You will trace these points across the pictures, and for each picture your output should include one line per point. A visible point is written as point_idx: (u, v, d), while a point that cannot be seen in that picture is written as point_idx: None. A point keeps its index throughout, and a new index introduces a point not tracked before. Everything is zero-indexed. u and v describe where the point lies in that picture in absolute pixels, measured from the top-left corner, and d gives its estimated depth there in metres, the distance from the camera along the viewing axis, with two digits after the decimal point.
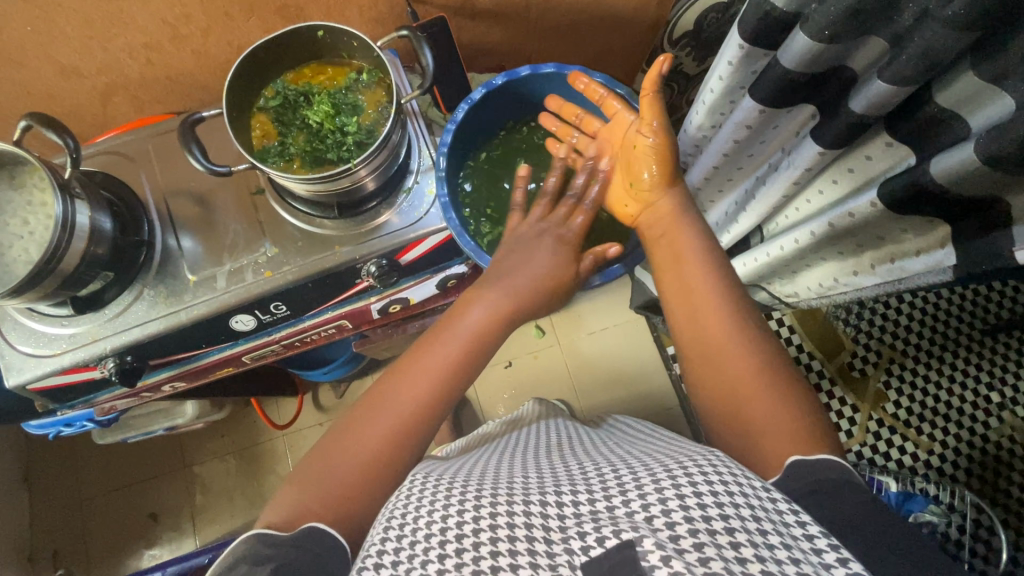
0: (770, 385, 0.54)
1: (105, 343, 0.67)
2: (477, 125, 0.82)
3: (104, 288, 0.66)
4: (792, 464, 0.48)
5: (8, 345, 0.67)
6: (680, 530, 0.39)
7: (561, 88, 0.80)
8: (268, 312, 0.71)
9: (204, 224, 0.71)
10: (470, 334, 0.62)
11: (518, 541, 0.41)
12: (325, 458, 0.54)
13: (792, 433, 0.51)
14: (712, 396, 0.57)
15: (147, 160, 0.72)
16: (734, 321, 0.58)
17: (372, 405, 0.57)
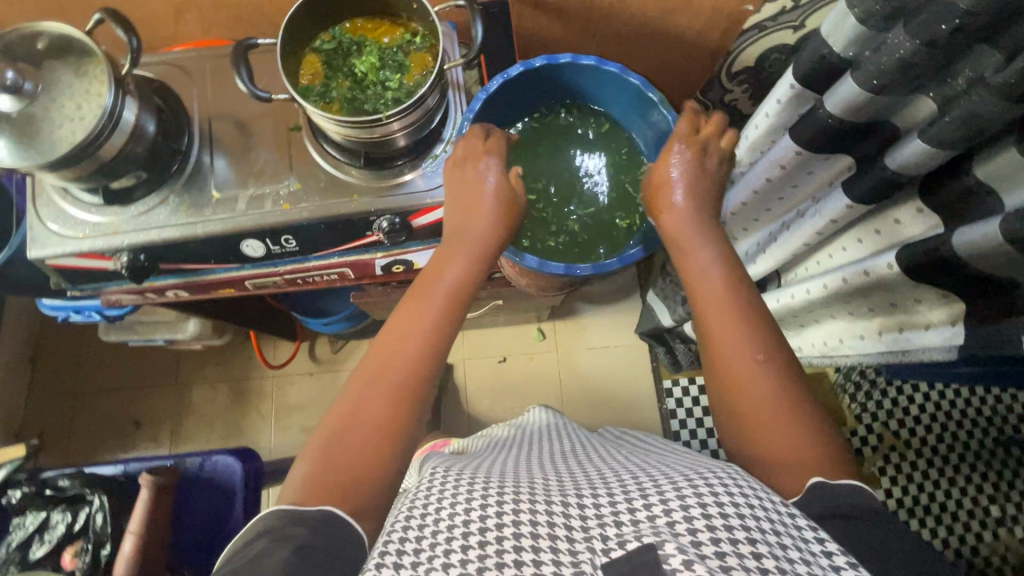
0: (789, 412, 0.52)
1: (123, 238, 0.70)
2: (509, 102, 0.82)
3: (135, 185, 0.70)
4: (812, 487, 0.48)
5: (38, 221, 0.71)
6: (702, 537, 0.40)
7: (601, 81, 0.80)
8: (278, 244, 0.74)
9: (239, 147, 0.74)
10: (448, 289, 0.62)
11: (545, 539, 0.43)
12: (339, 419, 0.53)
13: (793, 439, 0.51)
14: (729, 413, 0.55)
15: (202, 78, 0.76)
16: (758, 341, 0.56)
17: (365, 374, 0.56)
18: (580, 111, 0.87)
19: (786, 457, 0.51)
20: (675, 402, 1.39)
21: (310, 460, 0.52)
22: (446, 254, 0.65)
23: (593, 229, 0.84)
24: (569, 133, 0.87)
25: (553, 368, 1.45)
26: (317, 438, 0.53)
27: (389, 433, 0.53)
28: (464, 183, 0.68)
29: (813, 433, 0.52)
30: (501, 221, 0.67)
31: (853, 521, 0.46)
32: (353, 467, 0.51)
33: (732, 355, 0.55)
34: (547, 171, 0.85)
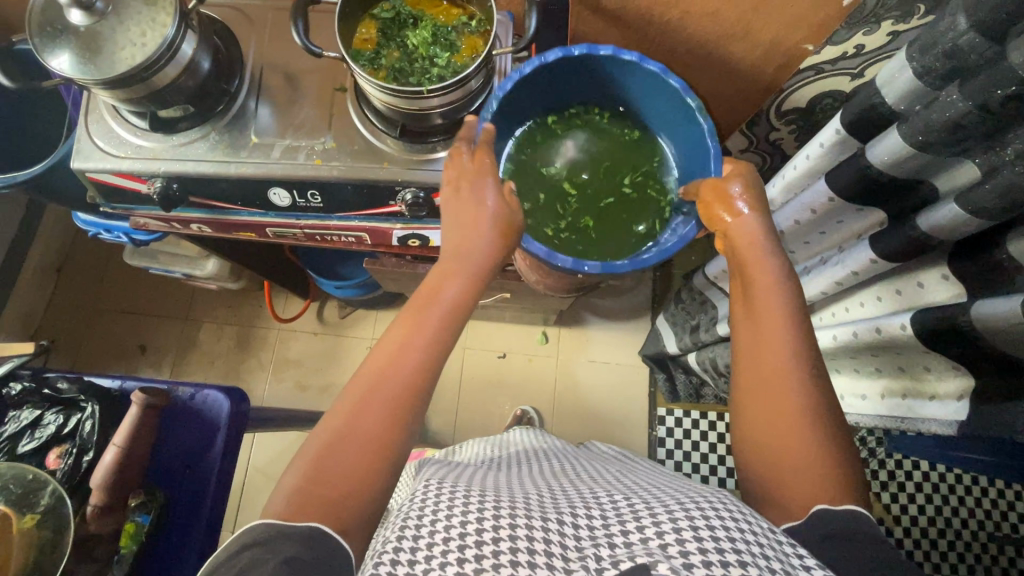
0: (818, 442, 0.51)
1: (161, 165, 0.73)
2: (544, 87, 0.76)
3: (181, 117, 0.73)
4: (815, 513, 0.49)
5: (86, 135, 0.75)
6: (693, 558, 0.41)
7: (639, 83, 0.75)
8: (303, 197, 0.76)
9: (284, 98, 0.76)
10: (449, 305, 0.58)
11: (540, 555, 0.43)
12: (332, 434, 0.51)
13: (816, 483, 0.50)
14: (760, 437, 0.53)
15: (261, 26, 0.79)
16: (801, 369, 0.53)
17: (354, 394, 0.53)
18: (620, 111, 0.82)
19: (809, 484, 0.50)
20: (665, 431, 1.38)
21: (299, 473, 0.50)
22: (445, 266, 0.61)
23: (611, 236, 0.79)
24: (606, 134, 0.82)
25: (550, 374, 1.45)
26: (304, 456, 0.51)
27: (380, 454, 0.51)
28: (470, 199, 0.63)
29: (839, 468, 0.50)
30: (496, 242, 0.62)
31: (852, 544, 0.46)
32: (343, 486, 0.50)
33: (771, 373, 0.54)
34: (575, 168, 0.81)
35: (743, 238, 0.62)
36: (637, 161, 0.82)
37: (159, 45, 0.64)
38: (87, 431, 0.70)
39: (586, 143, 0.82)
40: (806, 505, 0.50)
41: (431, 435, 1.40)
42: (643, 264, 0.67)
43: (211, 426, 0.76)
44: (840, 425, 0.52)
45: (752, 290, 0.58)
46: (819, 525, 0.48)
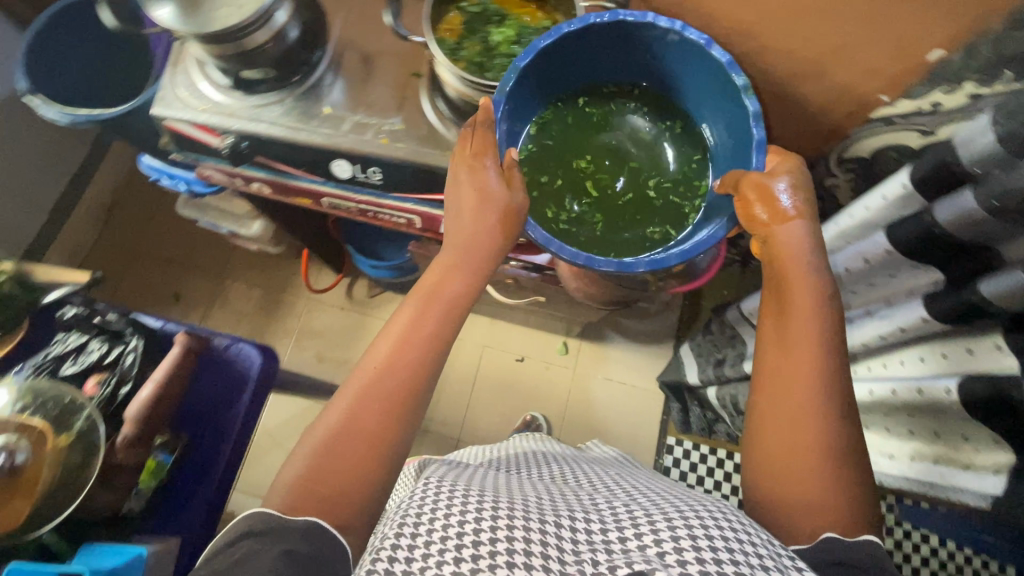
0: (834, 469, 0.52)
1: (235, 122, 0.76)
2: (577, 62, 0.71)
3: (261, 80, 0.75)
4: (823, 539, 0.49)
5: (170, 84, 0.78)
6: (691, 567, 0.42)
7: (685, 66, 0.69)
8: (364, 172, 0.78)
9: (360, 76, 0.79)
10: (448, 300, 0.60)
11: (535, 558, 0.44)
12: (329, 432, 0.54)
13: (826, 507, 0.51)
14: (777, 450, 0.54)
15: (350, 5, 0.81)
16: (822, 383, 0.54)
17: (352, 391, 0.56)
18: (662, 104, 0.76)
19: (820, 503, 0.51)
20: (672, 461, 1.36)
21: (303, 461, 0.53)
22: (449, 257, 0.62)
23: (627, 228, 0.73)
24: (644, 126, 0.77)
25: (564, 385, 1.44)
26: (302, 449, 0.54)
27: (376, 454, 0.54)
28: (473, 185, 0.62)
29: (850, 487, 0.51)
30: (497, 231, 0.62)
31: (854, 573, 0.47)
32: (332, 480, 0.52)
33: (791, 389, 0.55)
34: (603, 156, 0.76)
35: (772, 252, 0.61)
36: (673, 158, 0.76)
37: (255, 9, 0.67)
38: (127, 365, 0.73)
39: (620, 132, 0.77)
40: (816, 531, 0.50)
41: (439, 426, 1.41)
42: (663, 266, 0.60)
43: (240, 379, 0.78)
44: (857, 440, 0.53)
45: (786, 304, 0.58)
46: (821, 555, 0.48)
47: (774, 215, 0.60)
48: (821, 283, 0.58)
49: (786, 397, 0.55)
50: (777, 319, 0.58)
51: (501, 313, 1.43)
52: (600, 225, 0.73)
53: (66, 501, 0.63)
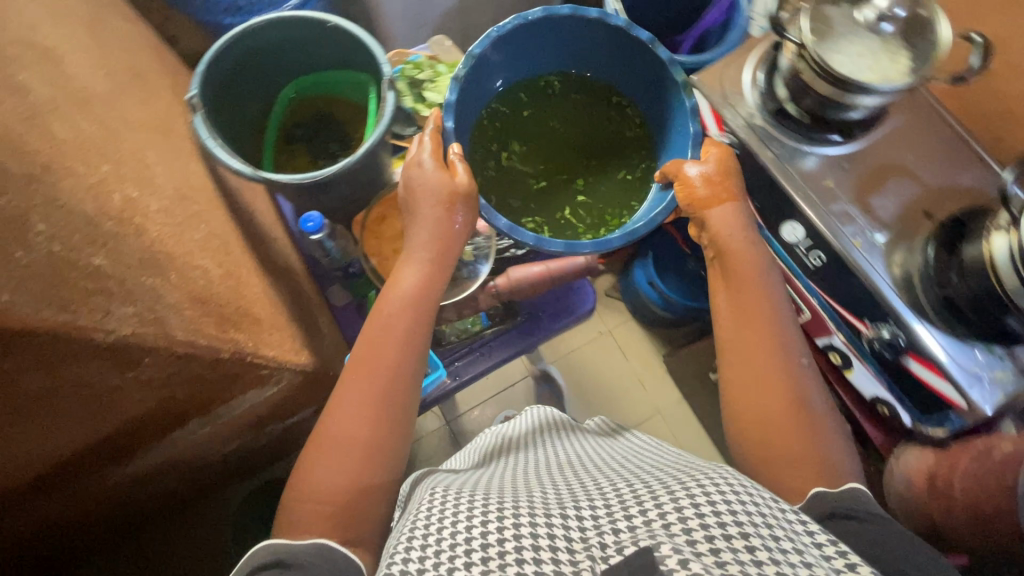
0: (802, 424, 0.53)
1: (746, 126, 0.80)
2: (573, 49, 0.79)
3: (794, 114, 0.77)
4: (812, 496, 0.49)
5: (722, 66, 0.84)
6: (696, 535, 0.36)
7: (647, 84, 0.76)
8: (806, 250, 0.79)
9: (877, 176, 0.76)
10: (409, 295, 0.59)
11: (546, 551, 0.37)
12: (330, 436, 0.53)
13: (805, 458, 0.52)
14: (754, 438, 0.55)
15: (914, 111, 0.78)
16: (773, 343, 0.57)
17: (333, 415, 0.54)
18: (614, 111, 0.83)
19: (807, 450, 0.52)
20: None
21: (330, 471, 0.51)
22: (424, 259, 0.61)
23: (520, 200, 0.80)
24: (593, 127, 0.83)
25: None
26: (320, 462, 0.52)
27: (376, 451, 0.53)
28: (434, 199, 0.62)
29: (835, 436, 0.54)
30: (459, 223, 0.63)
31: (856, 522, 0.46)
32: (341, 492, 0.51)
33: (749, 381, 0.56)
34: (541, 142, 0.83)
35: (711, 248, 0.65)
36: (606, 186, 0.81)
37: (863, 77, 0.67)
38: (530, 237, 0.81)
39: (563, 125, 0.83)
40: (805, 488, 0.51)
41: None
42: (606, 248, 0.66)
43: (569, 309, 0.83)
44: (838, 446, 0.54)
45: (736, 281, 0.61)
46: (815, 511, 0.48)
47: (694, 197, 0.65)
48: (768, 291, 0.60)
49: (753, 381, 0.56)
50: (735, 318, 0.59)
51: (702, 403, 1.38)
52: (515, 190, 0.81)
53: None
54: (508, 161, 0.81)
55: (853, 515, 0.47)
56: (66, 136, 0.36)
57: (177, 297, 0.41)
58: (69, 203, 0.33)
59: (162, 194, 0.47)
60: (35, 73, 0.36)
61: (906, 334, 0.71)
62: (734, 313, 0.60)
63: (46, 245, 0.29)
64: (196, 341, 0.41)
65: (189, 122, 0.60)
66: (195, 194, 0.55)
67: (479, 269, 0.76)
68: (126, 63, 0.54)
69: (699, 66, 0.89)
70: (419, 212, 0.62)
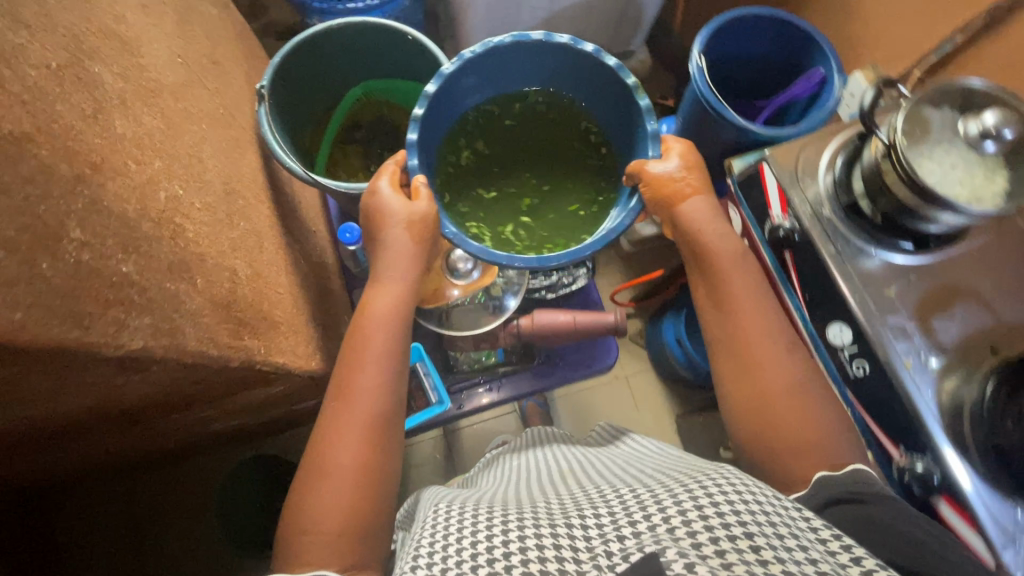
0: (802, 404, 0.51)
1: (812, 214, 0.76)
2: (536, 66, 0.61)
3: (867, 209, 0.73)
4: (822, 481, 0.45)
5: (800, 144, 0.80)
6: (701, 538, 0.35)
7: (618, 103, 0.60)
8: (850, 357, 0.73)
9: (944, 297, 0.71)
10: (383, 318, 0.56)
11: (554, 561, 0.36)
12: (322, 469, 0.50)
13: (809, 433, 0.49)
14: (750, 424, 0.52)
15: (1001, 236, 0.72)
16: (767, 321, 0.54)
17: (322, 445, 0.52)
18: (580, 139, 0.66)
19: (799, 433, 0.50)
20: None
21: (321, 500, 0.49)
22: (403, 277, 0.57)
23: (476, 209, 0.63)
24: (566, 159, 0.66)
25: None
26: (316, 492, 0.49)
27: (371, 470, 0.51)
28: (399, 228, 0.56)
29: (831, 412, 0.51)
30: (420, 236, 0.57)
31: (863, 506, 0.43)
32: (334, 519, 0.48)
33: (734, 378, 0.54)
34: (496, 157, 0.65)
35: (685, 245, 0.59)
36: (562, 221, 0.63)
37: (951, 191, 0.62)
38: (562, 283, 0.79)
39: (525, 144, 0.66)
40: (809, 474, 0.47)
41: None
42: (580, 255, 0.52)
43: (586, 362, 0.81)
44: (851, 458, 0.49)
45: (714, 267, 0.57)
46: (824, 497, 0.45)
47: (670, 191, 0.57)
48: (753, 273, 0.57)
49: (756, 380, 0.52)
50: (716, 312, 0.56)
51: None
52: (459, 203, 0.63)
53: (449, 325, 0.75)
54: (462, 178, 0.64)
55: (856, 498, 0.44)
56: (126, 133, 0.36)
57: (198, 303, 0.41)
58: (111, 206, 0.33)
59: (209, 190, 0.47)
60: (111, 65, 0.36)
61: (942, 471, 0.65)
62: (724, 296, 0.56)
63: (77, 253, 0.29)
64: (206, 350, 0.40)
65: (255, 111, 0.62)
66: (244, 188, 0.55)
67: (505, 304, 0.76)
68: (204, 50, 0.54)
69: (774, 140, 0.85)
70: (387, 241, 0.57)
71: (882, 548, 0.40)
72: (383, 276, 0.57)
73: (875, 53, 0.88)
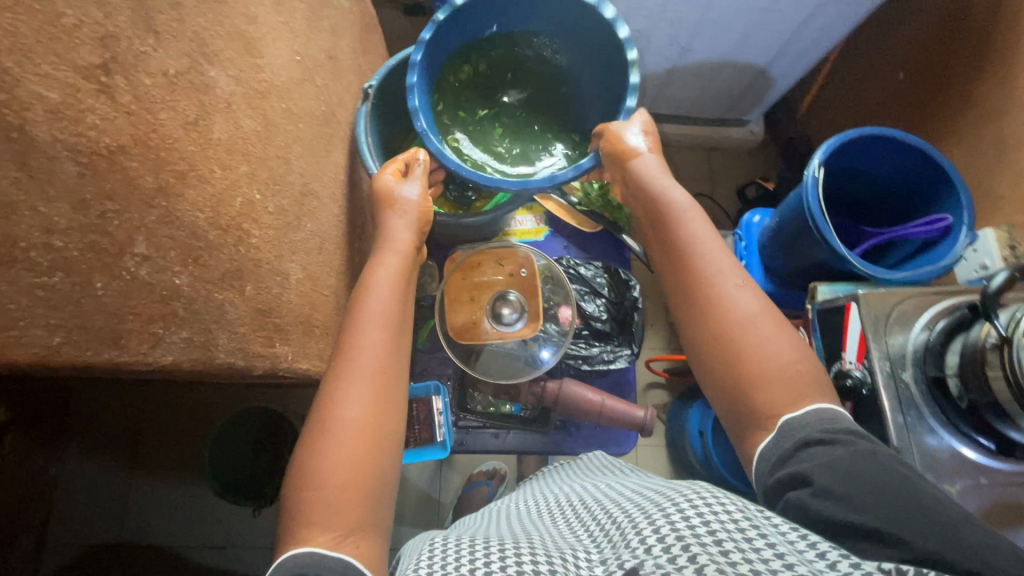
0: (761, 338, 0.47)
1: (890, 371, 0.69)
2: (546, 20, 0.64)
3: (953, 387, 0.66)
4: (785, 424, 0.44)
5: (899, 293, 0.73)
6: (674, 551, 0.33)
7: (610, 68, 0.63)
8: None
9: (1003, 514, 0.64)
10: (383, 279, 0.54)
11: None
12: (324, 431, 0.45)
13: (786, 379, 0.45)
14: (715, 367, 0.49)
15: None
16: (726, 274, 0.51)
17: (322, 409, 0.47)
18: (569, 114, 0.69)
19: (763, 362, 0.46)
20: None
21: (326, 461, 0.44)
22: (405, 251, 0.57)
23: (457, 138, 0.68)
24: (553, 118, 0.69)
25: None
26: (319, 455, 0.44)
27: (377, 426, 0.47)
28: (404, 226, 0.58)
29: (788, 336, 0.48)
30: (414, 228, 0.59)
31: (830, 448, 0.40)
32: (339, 477, 0.43)
33: (698, 323, 0.50)
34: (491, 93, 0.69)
35: (648, 205, 0.58)
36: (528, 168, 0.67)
37: None
38: (597, 358, 0.77)
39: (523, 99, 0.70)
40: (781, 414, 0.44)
41: None
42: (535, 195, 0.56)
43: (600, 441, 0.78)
44: (825, 422, 0.42)
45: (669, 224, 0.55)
46: (790, 441, 0.42)
47: (624, 152, 0.59)
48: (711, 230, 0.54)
49: (716, 332, 0.49)
50: (675, 273, 0.54)
51: None
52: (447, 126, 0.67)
53: (474, 364, 0.74)
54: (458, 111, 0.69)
55: (831, 440, 0.41)
56: (221, 138, 0.36)
57: (240, 312, 0.40)
58: (182, 217, 0.32)
59: (286, 192, 0.47)
60: (228, 68, 0.36)
61: None
62: (687, 251, 0.53)
63: (135, 268, 0.28)
64: (233, 362, 0.39)
65: (357, 110, 0.62)
66: (321, 188, 0.55)
67: (539, 360, 0.74)
68: (325, 45, 0.54)
69: (872, 277, 0.78)
70: (391, 230, 0.58)
71: (857, 490, 0.36)
72: (384, 248, 0.57)
73: (1016, 214, 0.79)
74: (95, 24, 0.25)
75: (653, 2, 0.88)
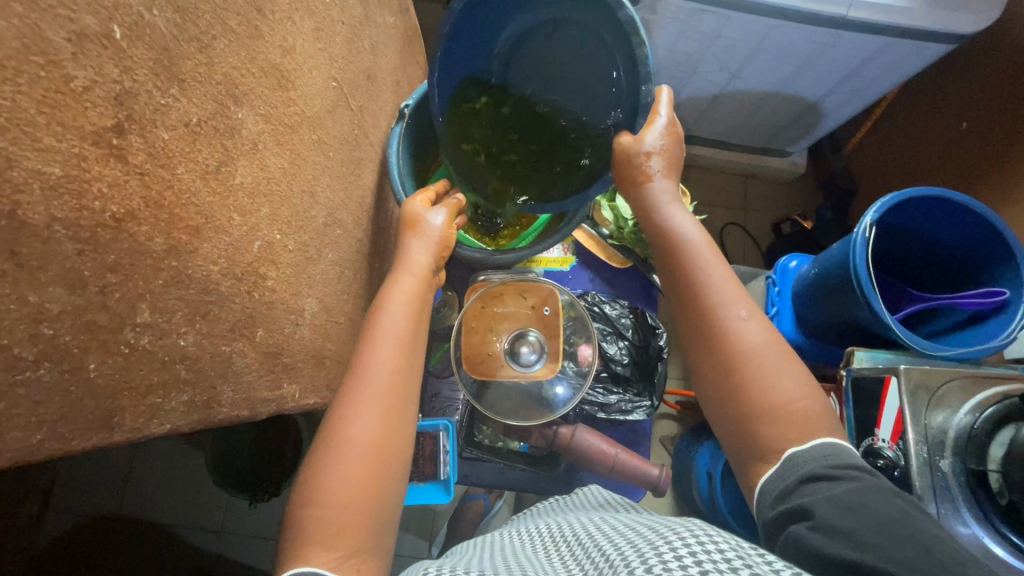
0: (763, 375, 0.44)
1: (924, 454, 0.64)
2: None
3: (994, 479, 0.61)
4: (788, 458, 0.41)
5: (949, 375, 0.68)
6: None
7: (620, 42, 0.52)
8: None
9: None
10: (402, 293, 0.51)
11: None
12: (331, 446, 0.42)
13: (791, 418, 0.42)
14: (717, 404, 0.46)
15: None
16: (735, 304, 0.47)
17: (331, 424, 0.44)
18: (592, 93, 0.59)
19: (768, 399, 0.43)
20: None
21: (334, 478, 0.41)
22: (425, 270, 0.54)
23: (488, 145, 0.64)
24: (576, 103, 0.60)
25: None
26: (325, 471, 0.41)
27: (386, 443, 0.44)
28: (424, 253, 0.55)
29: (796, 370, 0.44)
30: (433, 250, 0.55)
31: (834, 482, 0.38)
32: (345, 496, 0.40)
33: (705, 354, 0.47)
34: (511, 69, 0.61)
35: (654, 225, 0.54)
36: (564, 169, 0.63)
37: None
38: (612, 401, 0.74)
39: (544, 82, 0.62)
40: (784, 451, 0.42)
41: None
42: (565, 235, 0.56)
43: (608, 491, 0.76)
44: (826, 458, 0.40)
45: (678, 249, 0.51)
46: (795, 479, 0.40)
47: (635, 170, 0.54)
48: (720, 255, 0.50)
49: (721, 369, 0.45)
50: (682, 300, 0.49)
51: None
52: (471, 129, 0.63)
53: (482, 399, 0.71)
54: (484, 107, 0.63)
55: (836, 475, 0.38)
56: (243, 182, 0.33)
57: (248, 360, 0.38)
58: (194, 274, 0.30)
59: (308, 227, 0.44)
60: (256, 107, 0.33)
61: None
62: (694, 279, 0.49)
63: (136, 339, 0.26)
64: (238, 415, 0.37)
65: (390, 132, 0.59)
66: (346, 215, 0.52)
67: (554, 402, 0.71)
68: (363, 66, 0.51)
69: (915, 347, 0.73)
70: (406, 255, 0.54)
71: (859, 526, 0.34)
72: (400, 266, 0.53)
73: None
74: (112, 83, 0.22)
75: (708, 27, 0.83)
